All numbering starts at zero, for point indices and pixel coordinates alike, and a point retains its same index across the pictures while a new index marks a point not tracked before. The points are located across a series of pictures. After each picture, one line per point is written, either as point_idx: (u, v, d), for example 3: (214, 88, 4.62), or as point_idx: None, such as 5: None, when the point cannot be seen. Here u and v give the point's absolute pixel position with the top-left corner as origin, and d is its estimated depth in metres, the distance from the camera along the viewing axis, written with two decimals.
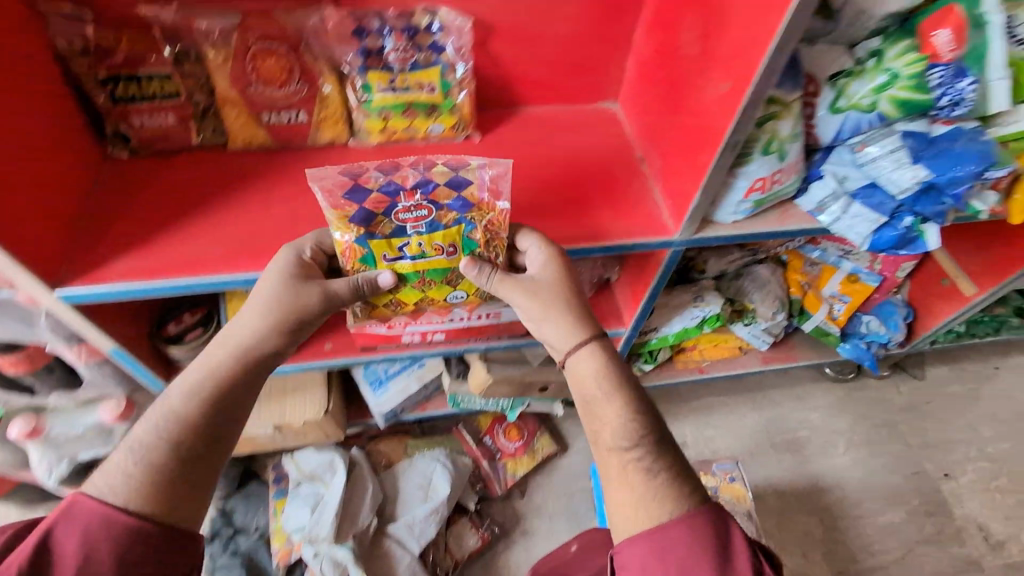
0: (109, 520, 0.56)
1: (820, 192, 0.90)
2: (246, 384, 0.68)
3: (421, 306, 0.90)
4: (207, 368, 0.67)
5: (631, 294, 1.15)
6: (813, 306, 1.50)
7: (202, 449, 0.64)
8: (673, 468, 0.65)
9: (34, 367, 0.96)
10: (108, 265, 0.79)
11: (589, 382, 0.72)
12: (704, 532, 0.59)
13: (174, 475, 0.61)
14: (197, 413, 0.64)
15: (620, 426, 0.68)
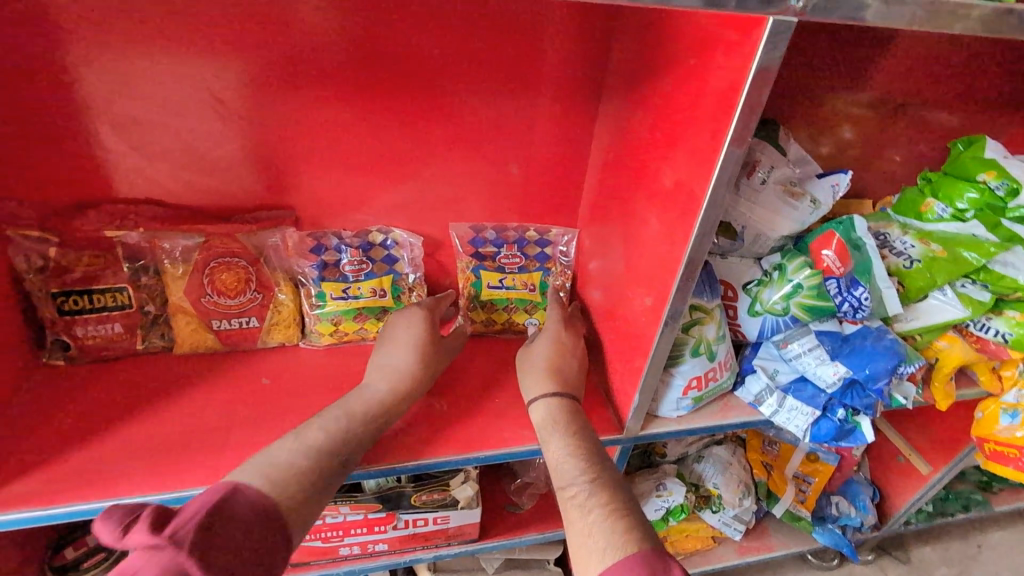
0: (250, 502, 0.59)
1: (755, 385, 0.96)
2: (370, 429, 0.78)
3: (506, 330, 1.05)
4: (352, 404, 0.79)
5: None
6: (779, 488, 1.46)
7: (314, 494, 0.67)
8: (612, 499, 0.69)
9: None
10: (7, 489, 0.72)
11: (545, 432, 0.80)
12: (642, 561, 0.58)
13: (301, 482, 0.66)
14: (334, 447, 0.72)
15: (562, 466, 0.75)
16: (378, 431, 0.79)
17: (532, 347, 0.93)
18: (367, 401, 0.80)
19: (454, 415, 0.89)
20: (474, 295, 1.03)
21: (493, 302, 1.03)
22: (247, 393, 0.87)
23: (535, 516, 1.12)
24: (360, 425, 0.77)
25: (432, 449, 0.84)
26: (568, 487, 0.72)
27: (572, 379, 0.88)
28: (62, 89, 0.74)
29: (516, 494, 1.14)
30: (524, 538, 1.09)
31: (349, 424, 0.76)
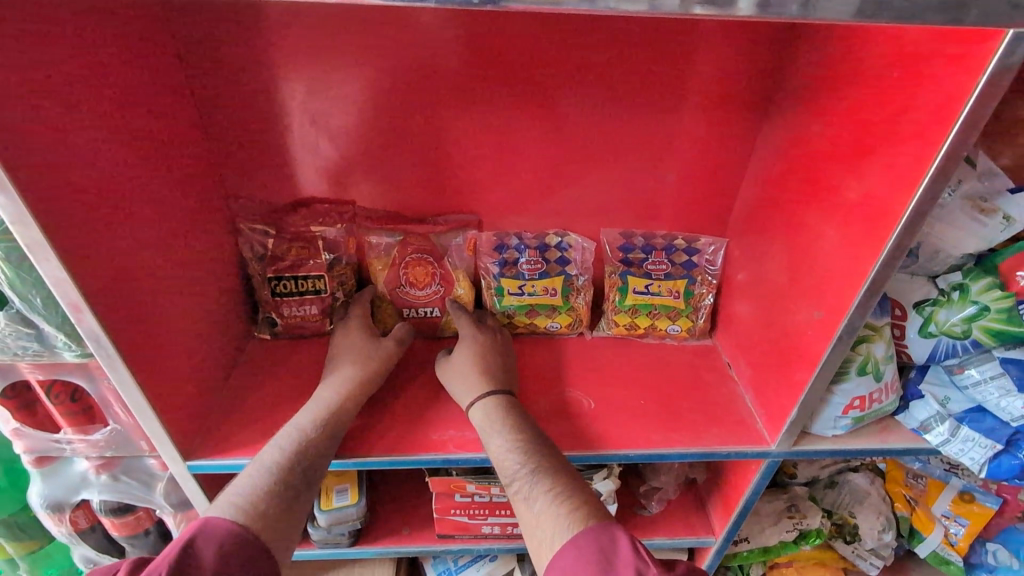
0: (229, 527, 0.66)
1: (922, 412, 0.90)
2: (331, 436, 0.82)
3: (648, 335, 1.07)
4: (320, 404, 0.84)
5: (720, 501, 1.11)
6: (925, 526, 1.34)
7: (288, 498, 0.73)
8: (553, 481, 0.74)
9: (134, 531, 0.97)
10: (236, 438, 0.86)
11: (486, 432, 0.83)
12: (590, 538, 0.65)
13: (276, 489, 0.73)
14: (303, 454, 0.78)
15: (501, 461, 0.79)
16: (335, 435, 0.82)
17: (451, 359, 0.94)
18: (312, 408, 0.83)
19: (600, 412, 0.94)
20: (619, 299, 1.06)
21: (637, 307, 1.06)
22: (418, 378, 0.99)
23: (663, 521, 1.15)
24: (313, 431, 0.80)
25: (586, 443, 0.89)
26: (513, 482, 0.77)
27: (502, 381, 0.90)
28: (289, 109, 0.89)
29: (645, 497, 1.16)
30: (652, 540, 1.12)
31: (305, 433, 0.80)
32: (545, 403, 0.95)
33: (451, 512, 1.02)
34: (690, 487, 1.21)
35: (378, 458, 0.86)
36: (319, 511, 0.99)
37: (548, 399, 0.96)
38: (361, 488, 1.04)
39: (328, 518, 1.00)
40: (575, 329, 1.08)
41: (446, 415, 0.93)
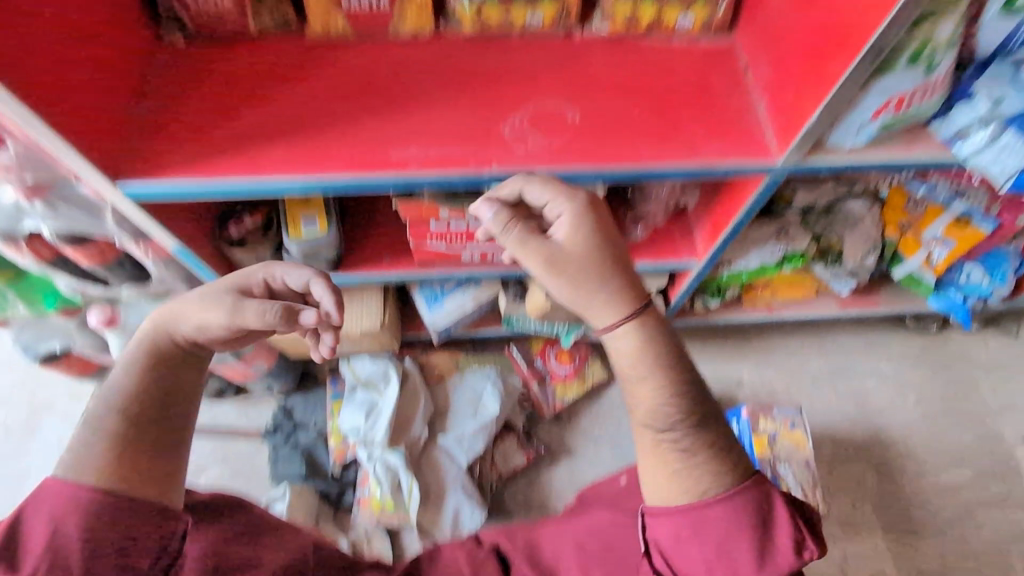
0: (62, 492, 0.57)
1: (964, 117, 0.76)
2: (168, 384, 0.65)
3: (649, 32, 0.87)
4: (139, 343, 0.66)
5: (709, 226, 1.06)
6: (909, 249, 1.35)
7: (156, 430, 0.62)
8: (707, 445, 0.62)
9: (105, 259, 0.94)
10: (165, 159, 0.77)
11: (623, 368, 0.63)
12: (749, 506, 0.61)
13: (111, 445, 0.60)
14: (131, 391, 0.63)
15: (653, 411, 0.62)
16: (172, 381, 0.65)
17: (548, 241, 0.66)
18: (127, 361, 0.65)
19: (585, 126, 0.81)
20: None
21: None
22: (370, 91, 0.83)
23: (647, 246, 1.12)
24: (137, 372, 0.64)
25: (565, 161, 0.79)
26: (662, 431, 0.62)
27: (625, 282, 0.62)
28: None
29: (629, 222, 1.11)
30: (635, 265, 1.11)
31: (129, 376, 0.64)
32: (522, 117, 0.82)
33: (427, 240, 0.98)
34: (680, 214, 1.15)
35: (336, 179, 0.77)
36: (289, 240, 0.97)
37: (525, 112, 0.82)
38: (330, 217, 0.98)
39: (302, 248, 0.98)
40: (560, 26, 0.87)
41: (404, 133, 0.80)
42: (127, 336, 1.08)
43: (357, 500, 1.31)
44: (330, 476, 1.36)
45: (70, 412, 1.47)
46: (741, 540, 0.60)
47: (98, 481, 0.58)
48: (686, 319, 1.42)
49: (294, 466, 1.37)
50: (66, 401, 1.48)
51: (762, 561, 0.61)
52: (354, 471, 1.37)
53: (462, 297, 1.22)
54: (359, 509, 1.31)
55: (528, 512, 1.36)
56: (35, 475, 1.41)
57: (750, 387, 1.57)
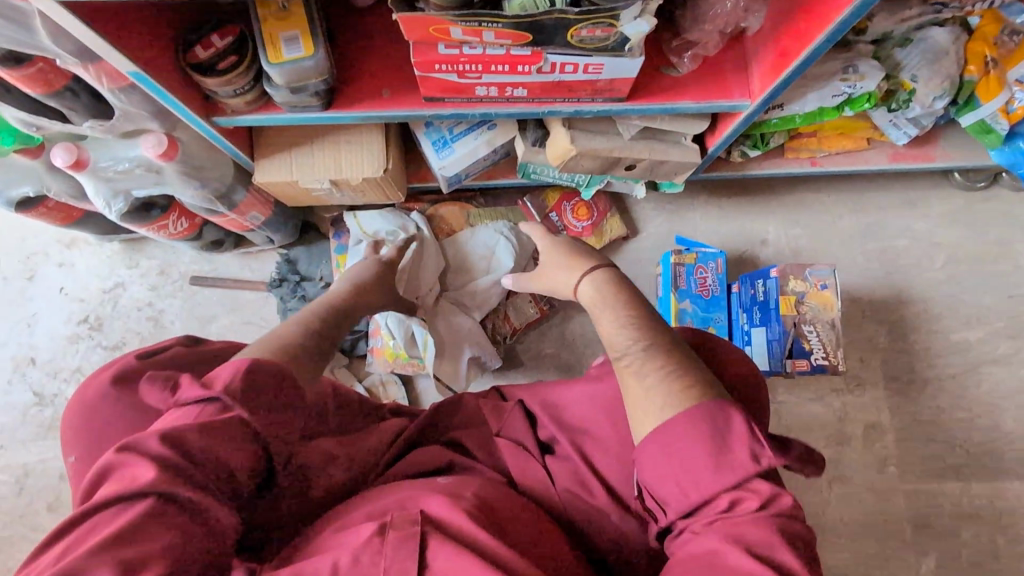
0: (270, 366, 0.68)
1: None
2: (334, 320, 0.90)
3: None
4: (313, 308, 0.89)
5: (772, 57, 0.89)
6: (989, 91, 1.16)
7: (320, 354, 0.81)
8: (661, 364, 0.71)
9: (52, 88, 0.79)
10: None
11: (598, 317, 0.85)
12: (701, 414, 0.64)
13: (300, 349, 0.78)
14: (315, 329, 0.84)
15: (616, 334, 0.78)
16: (342, 320, 0.92)
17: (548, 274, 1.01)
18: (320, 305, 0.92)
19: None
20: None
21: None
22: None
23: (693, 82, 0.95)
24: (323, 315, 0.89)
25: None
26: (622, 355, 0.75)
27: (625, 301, 0.84)
28: None
29: (676, 54, 0.94)
30: (676, 107, 0.94)
31: (314, 317, 0.88)
32: None
33: (435, 70, 0.81)
34: (735, 42, 0.96)
35: None
36: (270, 68, 0.80)
37: None
38: (316, 36, 0.80)
39: (284, 76, 0.81)
40: None
41: None
42: (103, 180, 0.97)
43: (370, 349, 1.31)
44: None
45: (65, 262, 1.42)
46: (700, 452, 0.62)
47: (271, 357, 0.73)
48: (720, 172, 1.29)
49: None
50: (59, 250, 1.42)
51: (721, 464, 0.61)
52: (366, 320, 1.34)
53: (475, 142, 1.07)
54: (372, 358, 1.32)
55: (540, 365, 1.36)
56: (43, 323, 1.40)
57: (774, 246, 1.49)
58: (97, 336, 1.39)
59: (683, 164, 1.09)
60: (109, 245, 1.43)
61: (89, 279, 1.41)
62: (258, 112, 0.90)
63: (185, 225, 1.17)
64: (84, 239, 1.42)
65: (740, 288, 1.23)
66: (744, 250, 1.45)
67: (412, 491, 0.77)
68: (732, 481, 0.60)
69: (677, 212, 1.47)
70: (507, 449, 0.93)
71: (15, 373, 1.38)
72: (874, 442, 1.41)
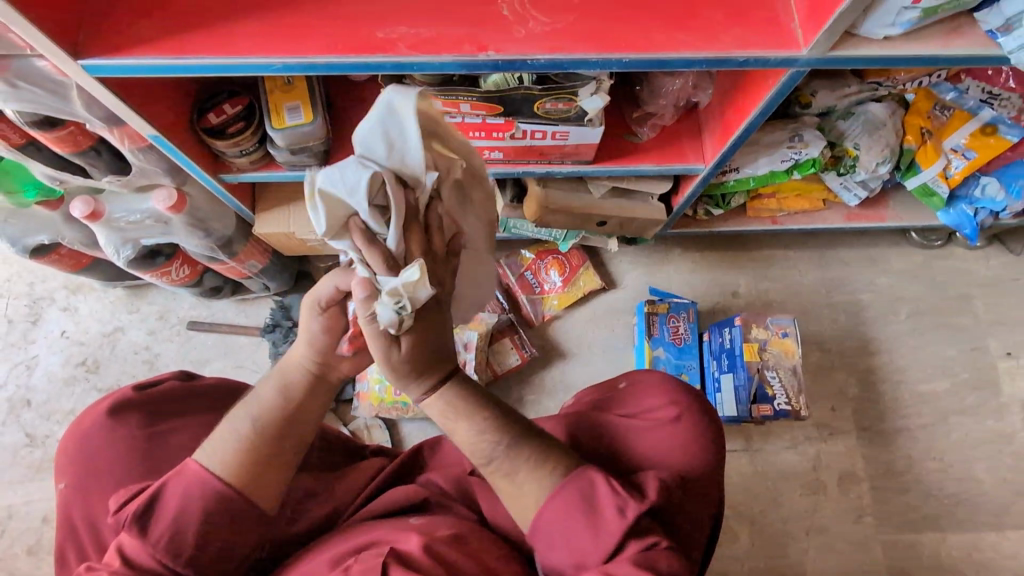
0: (200, 496, 0.69)
1: (1014, 6, 0.70)
2: (314, 397, 0.77)
3: None
4: (289, 382, 0.76)
5: (720, 125, 1.00)
6: (928, 159, 1.27)
7: (273, 447, 0.73)
8: (530, 462, 0.69)
9: (80, 148, 0.90)
10: (126, 35, 0.70)
11: (445, 420, 0.73)
12: (572, 491, 0.66)
13: (261, 449, 0.72)
14: (282, 416, 0.75)
15: (475, 447, 0.71)
16: (315, 393, 0.77)
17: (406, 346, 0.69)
18: (294, 374, 0.76)
19: (593, 6, 0.74)
20: None
21: None
22: None
23: (652, 147, 1.06)
24: (283, 405, 0.75)
25: (568, 48, 0.72)
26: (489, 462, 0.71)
27: (471, 384, 0.74)
28: None
29: (637, 123, 1.05)
30: (637, 168, 1.04)
31: (281, 402, 0.75)
32: None
33: None
34: (689, 114, 1.08)
35: (324, 61, 0.70)
36: (273, 133, 0.91)
37: None
38: (315, 108, 0.92)
39: (285, 139, 0.92)
40: None
41: (392, 12, 0.73)
42: (115, 230, 1.05)
43: (356, 394, 1.36)
44: None
45: (69, 307, 1.49)
46: (575, 521, 0.65)
47: (234, 482, 0.70)
48: (687, 227, 1.39)
49: None
50: (65, 295, 1.49)
51: (596, 528, 0.65)
52: None
53: None
54: (358, 402, 1.37)
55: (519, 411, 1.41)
56: (42, 366, 1.45)
57: (745, 297, 1.57)
58: (93, 378, 1.44)
59: (649, 221, 1.19)
60: (114, 291, 1.50)
61: (91, 323, 1.48)
62: (261, 169, 1.00)
63: (186, 272, 1.24)
64: (89, 285, 1.50)
65: (707, 337, 1.31)
66: (716, 302, 1.53)
67: (383, 528, 0.79)
68: (611, 540, 0.64)
69: (652, 265, 1.56)
70: (479, 486, 0.94)
71: (9, 414, 1.41)
72: (850, 491, 1.43)
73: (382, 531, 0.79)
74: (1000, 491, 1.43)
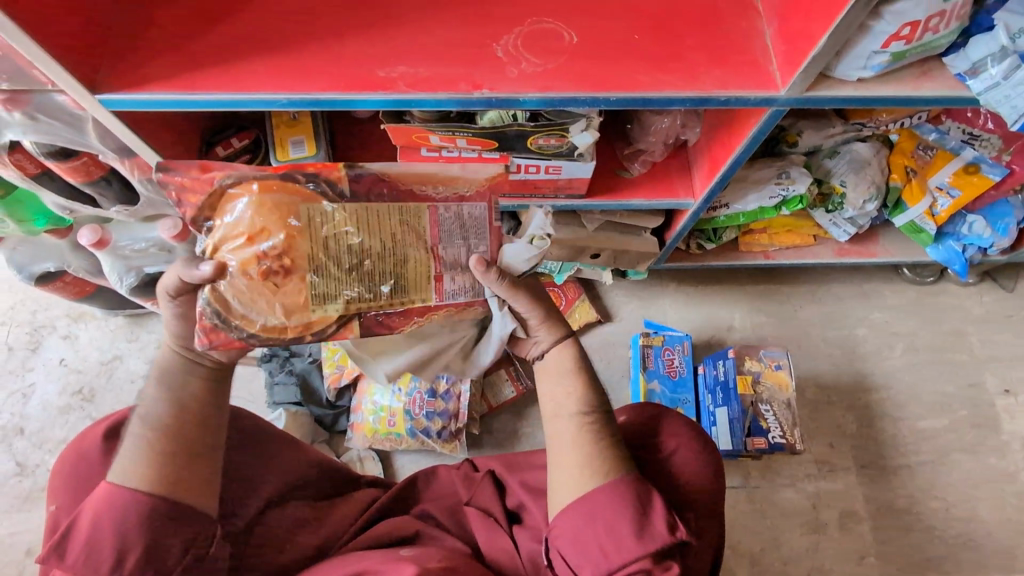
0: (110, 509, 0.65)
1: (980, 51, 0.74)
2: (202, 380, 0.73)
3: None
4: (168, 371, 0.72)
5: (708, 161, 1.03)
6: (914, 197, 1.31)
7: (182, 440, 0.69)
8: (613, 437, 0.75)
9: (91, 177, 0.93)
10: (141, 71, 0.74)
11: (554, 373, 0.80)
12: (628, 489, 0.70)
13: (156, 447, 0.68)
14: (175, 408, 0.70)
15: (575, 399, 0.77)
16: (203, 373, 0.73)
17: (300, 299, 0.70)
18: (170, 363, 0.72)
19: (583, 49, 0.78)
20: None
21: None
22: (359, 7, 0.80)
23: (643, 183, 1.09)
24: (169, 397, 0.70)
25: (558, 87, 0.76)
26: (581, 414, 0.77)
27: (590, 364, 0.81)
28: None
29: (628, 160, 1.09)
30: (629, 202, 1.08)
31: (172, 392, 0.71)
32: (517, 37, 0.79)
33: None
34: (678, 151, 1.12)
35: (327, 97, 0.74)
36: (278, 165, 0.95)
37: (519, 31, 0.79)
38: (319, 143, 0.96)
39: None
40: None
41: (392, 52, 0.77)
42: (119, 258, 1.08)
43: (351, 424, 1.36)
44: (324, 401, 1.40)
45: (70, 335, 1.50)
46: (622, 519, 0.68)
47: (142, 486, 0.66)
48: (681, 261, 1.42)
49: (289, 393, 1.38)
50: (66, 323, 1.51)
51: (640, 534, 0.68)
52: (349, 397, 1.40)
53: None
54: (352, 433, 1.36)
55: (513, 443, 1.40)
56: (38, 394, 1.45)
57: (740, 332, 1.58)
58: (88, 407, 1.44)
59: (642, 253, 1.22)
60: (114, 320, 1.52)
61: (90, 352, 1.49)
62: None
63: None
64: (90, 314, 1.52)
65: (702, 370, 1.32)
66: (711, 335, 1.54)
67: (375, 559, 0.78)
68: (650, 549, 0.67)
69: (647, 299, 1.58)
70: (474, 518, 0.93)
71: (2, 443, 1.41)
72: (851, 530, 1.41)
73: (373, 561, 0.78)
74: (1005, 532, 1.40)
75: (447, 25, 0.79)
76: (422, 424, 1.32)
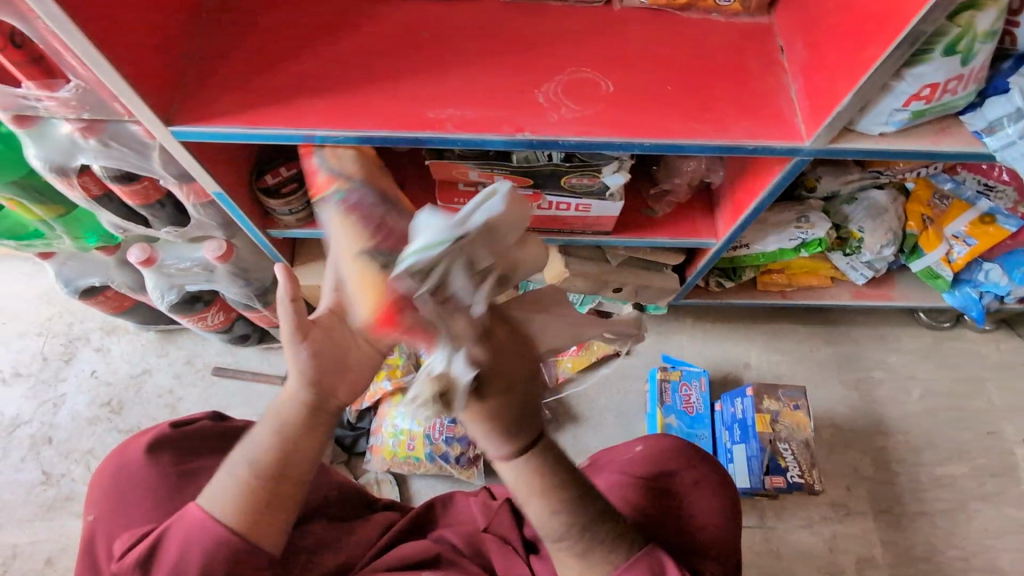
0: (200, 543, 0.63)
1: (996, 110, 0.79)
2: (314, 420, 0.66)
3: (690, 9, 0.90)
4: (281, 414, 0.65)
5: (731, 204, 1.07)
6: (930, 244, 1.34)
7: (277, 478, 0.64)
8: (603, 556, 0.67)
9: (148, 200, 0.99)
10: (210, 106, 0.81)
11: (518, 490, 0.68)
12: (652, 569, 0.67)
13: (259, 488, 0.64)
14: (279, 452, 0.64)
15: (545, 524, 0.68)
16: (321, 409, 0.66)
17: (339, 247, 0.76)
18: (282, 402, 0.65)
19: (618, 97, 0.84)
20: None
21: None
22: (412, 52, 0.86)
23: (666, 222, 1.14)
24: (271, 451, 0.64)
25: (595, 132, 0.81)
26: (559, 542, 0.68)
27: (560, 464, 0.68)
28: None
29: (653, 200, 1.13)
30: (652, 240, 1.12)
31: (284, 431, 0.65)
32: (557, 84, 0.84)
33: (455, 202, 1.01)
34: (701, 193, 1.17)
35: (380, 134, 0.80)
36: None
37: (560, 79, 0.85)
38: None
39: None
40: None
41: (441, 96, 0.83)
42: (164, 276, 1.13)
43: (371, 447, 1.38)
44: (345, 422, 1.43)
45: (102, 347, 1.55)
46: None
47: (236, 527, 0.64)
48: (699, 298, 1.45)
49: None
50: (100, 336, 1.56)
51: None
52: (369, 419, 1.43)
53: None
54: (371, 455, 1.39)
55: None
56: (68, 405, 1.49)
57: (756, 370, 1.59)
58: (115, 419, 1.47)
59: (662, 289, 1.26)
60: (146, 335, 1.57)
61: (121, 364, 1.53)
62: (305, 227, 1.09)
63: (221, 318, 1.30)
64: (123, 327, 1.57)
65: (720, 407, 1.33)
66: (728, 372, 1.56)
67: None
68: None
69: (664, 334, 1.60)
70: (493, 545, 0.95)
71: (30, 451, 1.44)
72: None
73: None
74: None
75: (493, 71, 0.85)
76: (440, 449, 1.34)
